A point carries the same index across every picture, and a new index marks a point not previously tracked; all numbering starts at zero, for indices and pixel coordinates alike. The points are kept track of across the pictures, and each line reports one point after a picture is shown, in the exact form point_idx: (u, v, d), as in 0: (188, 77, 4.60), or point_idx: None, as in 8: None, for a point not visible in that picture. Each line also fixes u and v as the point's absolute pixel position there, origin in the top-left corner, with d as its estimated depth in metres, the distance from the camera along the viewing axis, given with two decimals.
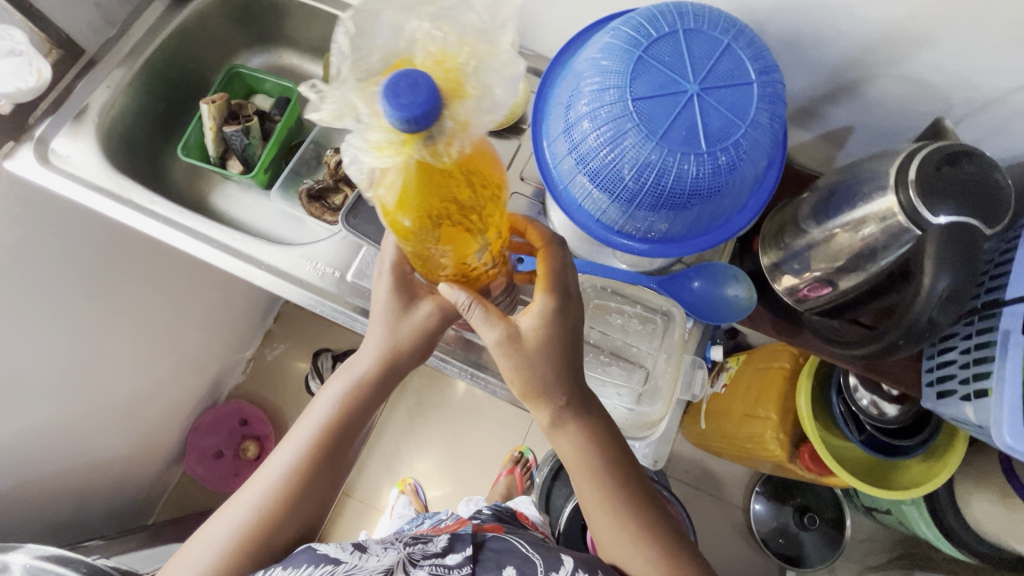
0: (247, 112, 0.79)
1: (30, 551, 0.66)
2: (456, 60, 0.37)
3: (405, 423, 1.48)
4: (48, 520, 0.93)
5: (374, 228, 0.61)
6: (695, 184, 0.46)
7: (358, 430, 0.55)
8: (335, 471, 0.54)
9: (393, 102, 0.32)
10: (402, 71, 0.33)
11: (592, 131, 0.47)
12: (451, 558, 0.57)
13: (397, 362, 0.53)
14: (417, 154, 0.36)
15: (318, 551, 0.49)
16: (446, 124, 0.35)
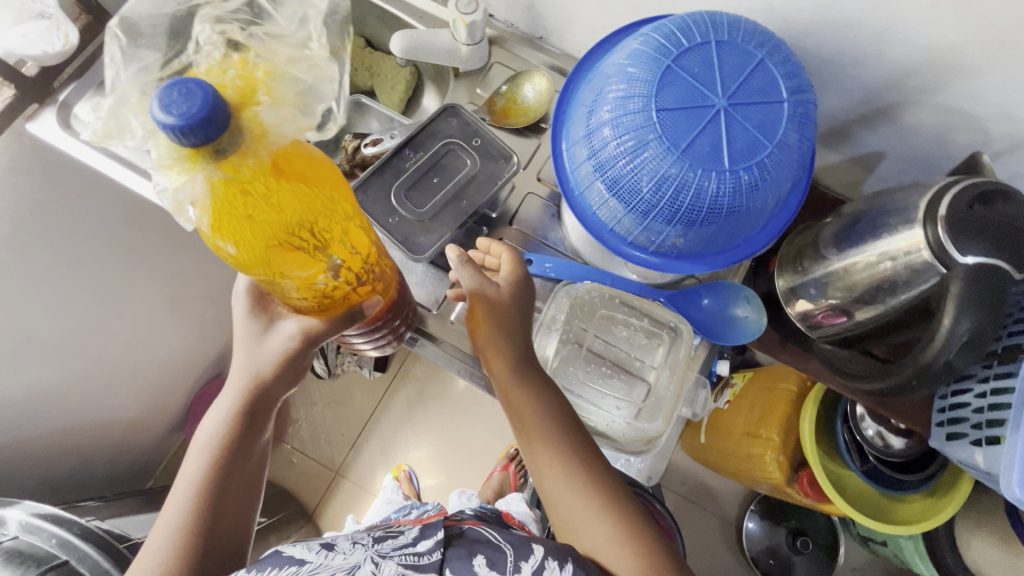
0: None
1: (28, 509, 0.67)
2: (263, 76, 0.42)
3: (404, 410, 1.48)
4: (49, 475, 0.95)
5: (381, 213, 0.61)
6: (714, 201, 0.44)
7: (249, 453, 0.55)
8: (237, 500, 0.54)
9: (164, 111, 0.35)
10: (174, 79, 0.35)
11: (612, 139, 0.46)
12: (422, 544, 0.56)
13: (263, 386, 0.54)
14: (212, 171, 0.40)
15: (281, 555, 0.52)
16: (235, 137, 0.39)
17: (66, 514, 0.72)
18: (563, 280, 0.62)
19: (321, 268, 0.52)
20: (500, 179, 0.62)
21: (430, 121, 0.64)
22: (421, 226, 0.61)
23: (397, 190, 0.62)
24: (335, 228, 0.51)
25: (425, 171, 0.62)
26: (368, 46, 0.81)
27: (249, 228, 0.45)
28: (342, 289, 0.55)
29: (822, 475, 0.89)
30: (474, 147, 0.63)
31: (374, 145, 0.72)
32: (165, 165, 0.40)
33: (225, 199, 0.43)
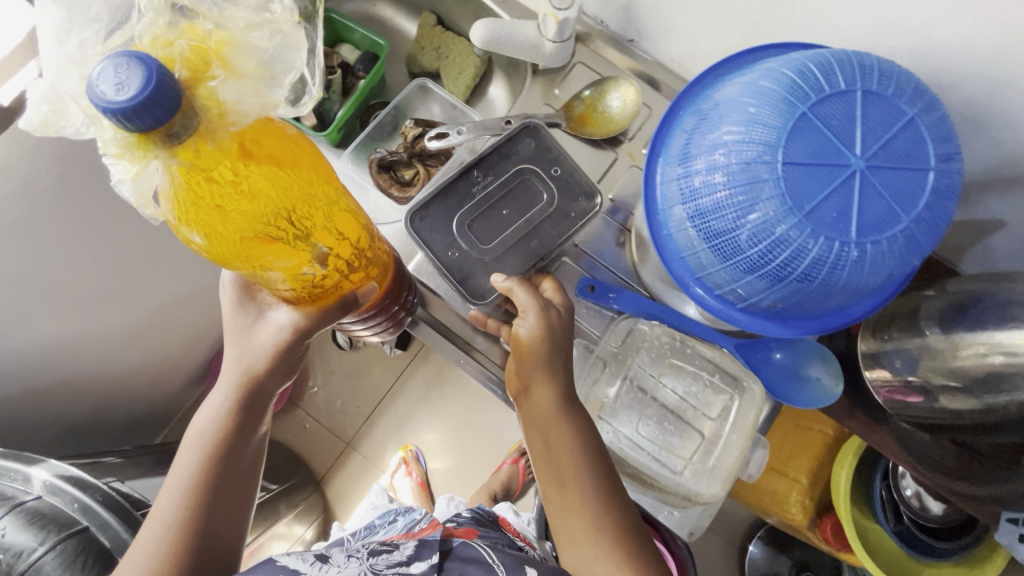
0: (331, 63, 0.73)
1: (51, 469, 0.66)
2: (220, 48, 0.39)
3: (418, 392, 1.47)
4: (70, 419, 0.96)
5: (439, 246, 0.58)
6: (830, 273, 0.39)
7: (245, 447, 0.54)
8: (231, 500, 0.53)
9: (109, 93, 0.33)
10: (116, 53, 0.34)
11: (722, 186, 0.41)
12: (416, 566, 0.67)
13: (256, 381, 0.53)
14: (167, 158, 0.38)
15: (277, 563, 0.63)
16: (189, 120, 0.37)
17: (87, 473, 0.71)
18: (625, 312, 0.58)
19: (304, 257, 0.50)
20: (578, 217, 0.58)
21: (506, 142, 0.60)
22: (484, 263, 0.58)
23: (461, 220, 0.58)
24: (314, 214, 0.50)
25: (492, 200, 0.59)
26: (439, 24, 0.75)
27: (215, 215, 0.44)
28: (332, 278, 0.54)
29: (850, 529, 0.85)
30: (551, 177, 0.59)
31: (438, 139, 0.66)
32: (109, 151, 0.38)
33: (190, 184, 0.42)
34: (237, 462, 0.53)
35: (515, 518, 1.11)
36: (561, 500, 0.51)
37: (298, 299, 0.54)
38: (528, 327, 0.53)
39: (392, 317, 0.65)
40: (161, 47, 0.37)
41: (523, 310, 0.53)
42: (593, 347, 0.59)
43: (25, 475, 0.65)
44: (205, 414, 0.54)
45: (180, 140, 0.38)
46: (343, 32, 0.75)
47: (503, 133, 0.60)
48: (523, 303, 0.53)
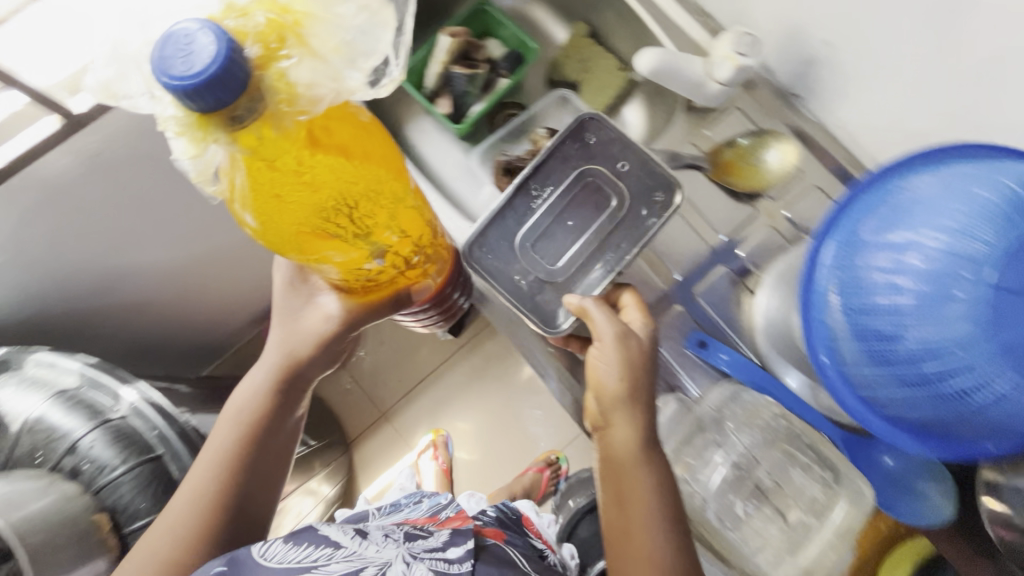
0: (479, 56, 0.72)
1: (141, 391, 0.69)
2: (285, 24, 0.41)
3: (459, 380, 1.48)
4: (147, 339, 1.00)
5: (506, 266, 0.56)
6: (1003, 414, 0.37)
7: (283, 423, 0.59)
8: (261, 480, 0.56)
9: (166, 69, 0.37)
10: (167, 34, 0.37)
11: (908, 292, 0.38)
12: (452, 552, 0.59)
13: (298, 364, 0.59)
14: (236, 148, 0.42)
15: (319, 535, 0.55)
16: (251, 101, 0.40)
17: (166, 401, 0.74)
18: (734, 377, 0.57)
19: (360, 249, 0.54)
20: (653, 215, 0.55)
21: (556, 147, 0.57)
22: (558, 283, 0.56)
23: (527, 239, 0.57)
24: (378, 211, 0.54)
25: (560, 213, 0.57)
26: (591, 37, 0.74)
27: (280, 206, 0.48)
28: (388, 273, 0.59)
29: None
30: (621, 173, 0.57)
31: None
32: (172, 129, 0.42)
33: (253, 171, 0.45)
34: (267, 447, 0.57)
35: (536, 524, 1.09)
36: (622, 546, 0.50)
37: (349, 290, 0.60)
38: (609, 363, 0.52)
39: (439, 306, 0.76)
40: (237, 23, 0.40)
41: (602, 341, 0.52)
42: (692, 407, 0.58)
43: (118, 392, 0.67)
44: (247, 386, 0.59)
45: (247, 127, 0.41)
46: (495, 26, 0.74)
47: (549, 140, 0.57)
48: (601, 330, 0.52)
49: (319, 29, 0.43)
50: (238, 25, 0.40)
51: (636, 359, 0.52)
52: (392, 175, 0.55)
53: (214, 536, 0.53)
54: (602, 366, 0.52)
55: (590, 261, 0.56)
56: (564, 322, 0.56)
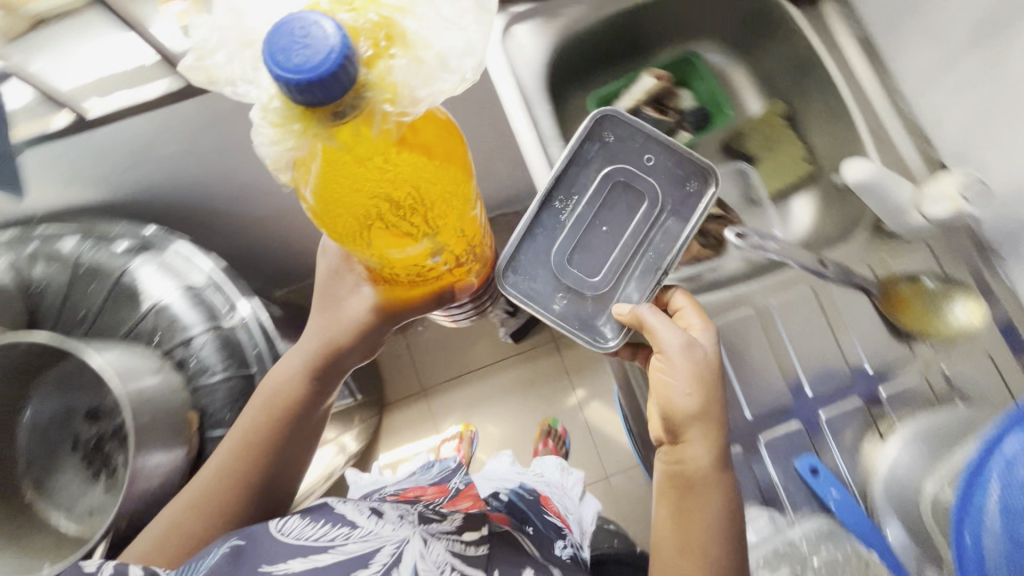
0: (671, 104, 0.73)
1: (252, 309, 0.71)
2: (390, 21, 0.38)
3: (504, 386, 1.48)
4: (252, 254, 1.04)
5: (546, 289, 0.54)
6: None
7: (313, 406, 0.61)
8: (281, 461, 0.59)
9: (281, 61, 0.34)
10: (281, 24, 0.34)
11: None
12: (468, 535, 0.55)
13: (336, 352, 0.60)
14: (328, 139, 0.39)
15: (332, 511, 0.54)
16: (363, 96, 0.37)
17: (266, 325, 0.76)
18: (836, 515, 0.55)
19: (421, 258, 0.51)
20: (700, 202, 0.54)
21: (575, 150, 0.54)
22: (584, 299, 0.54)
23: (562, 248, 0.54)
24: (449, 219, 0.49)
25: (586, 219, 0.54)
26: (786, 121, 0.72)
27: (353, 207, 0.44)
28: (438, 270, 0.53)
29: None
30: (648, 167, 0.54)
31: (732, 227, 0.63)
32: (265, 116, 0.39)
33: (330, 163, 0.41)
34: (290, 434, 0.60)
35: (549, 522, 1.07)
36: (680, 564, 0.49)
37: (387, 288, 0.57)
38: (684, 382, 0.49)
39: (476, 302, 0.72)
40: (351, 18, 0.37)
41: (671, 360, 0.50)
42: (783, 530, 0.56)
43: (233, 303, 0.70)
44: (285, 366, 0.60)
45: (346, 120, 0.38)
46: (694, 79, 0.75)
47: (567, 143, 0.54)
48: (665, 346, 0.50)
49: (418, 35, 0.39)
50: (349, 19, 0.37)
51: (708, 377, 0.50)
52: (464, 174, 0.49)
53: (236, 508, 0.56)
54: (677, 386, 0.50)
55: (626, 275, 0.54)
56: (611, 339, 0.54)
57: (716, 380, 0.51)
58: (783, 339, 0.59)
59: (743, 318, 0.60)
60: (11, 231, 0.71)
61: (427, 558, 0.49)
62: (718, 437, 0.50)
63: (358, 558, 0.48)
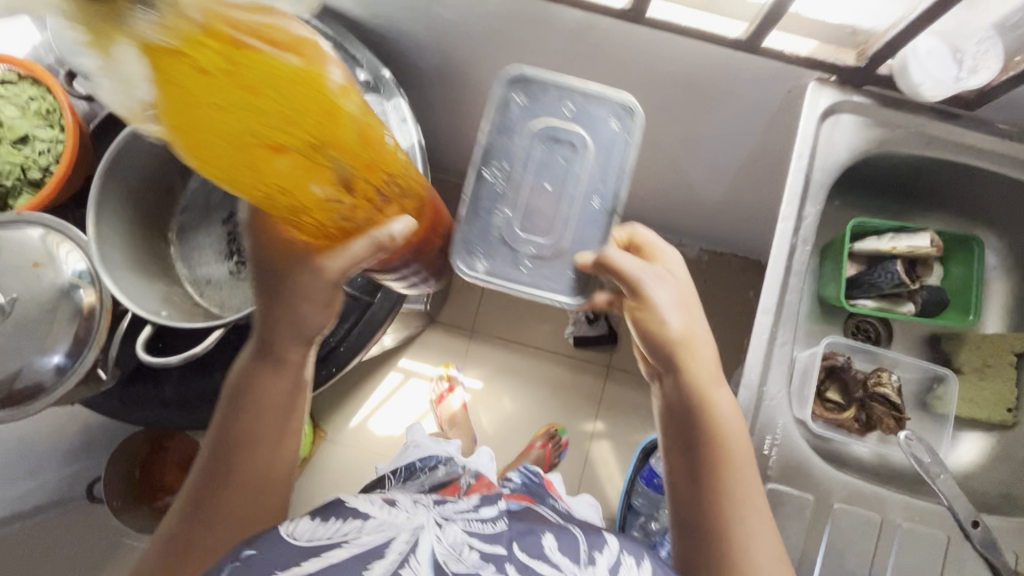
0: (918, 273, 0.67)
1: None
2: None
3: (537, 376, 1.48)
4: None
5: (508, 260, 0.50)
6: None
7: (282, 375, 0.53)
8: (270, 441, 0.53)
9: None
10: None
11: None
12: (485, 510, 0.55)
13: (293, 314, 0.50)
14: (155, 41, 0.29)
15: (345, 506, 0.52)
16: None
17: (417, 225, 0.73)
18: None
19: (323, 177, 0.39)
20: (628, 146, 0.51)
21: (495, 107, 0.51)
22: (548, 259, 0.51)
23: (500, 219, 0.51)
24: (333, 126, 0.37)
25: (519, 182, 0.51)
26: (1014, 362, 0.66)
27: (195, 115, 0.31)
28: (362, 206, 0.44)
29: None
30: (573, 114, 0.51)
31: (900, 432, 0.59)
32: (88, 55, 0.30)
33: (168, 76, 0.30)
34: (251, 410, 0.52)
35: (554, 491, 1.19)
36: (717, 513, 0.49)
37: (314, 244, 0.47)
38: (665, 311, 0.51)
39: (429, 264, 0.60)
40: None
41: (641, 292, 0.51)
42: None
43: None
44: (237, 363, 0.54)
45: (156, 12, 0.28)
46: (960, 263, 0.67)
47: (483, 114, 0.51)
48: (630, 276, 0.50)
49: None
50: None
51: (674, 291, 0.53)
52: (328, 82, 0.37)
53: (239, 521, 0.51)
54: (658, 318, 0.52)
55: (574, 220, 0.50)
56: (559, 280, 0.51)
57: (692, 301, 0.54)
58: (888, 559, 0.55)
59: (866, 517, 0.55)
60: None
61: (444, 539, 0.48)
62: (700, 347, 0.53)
63: (373, 545, 0.46)
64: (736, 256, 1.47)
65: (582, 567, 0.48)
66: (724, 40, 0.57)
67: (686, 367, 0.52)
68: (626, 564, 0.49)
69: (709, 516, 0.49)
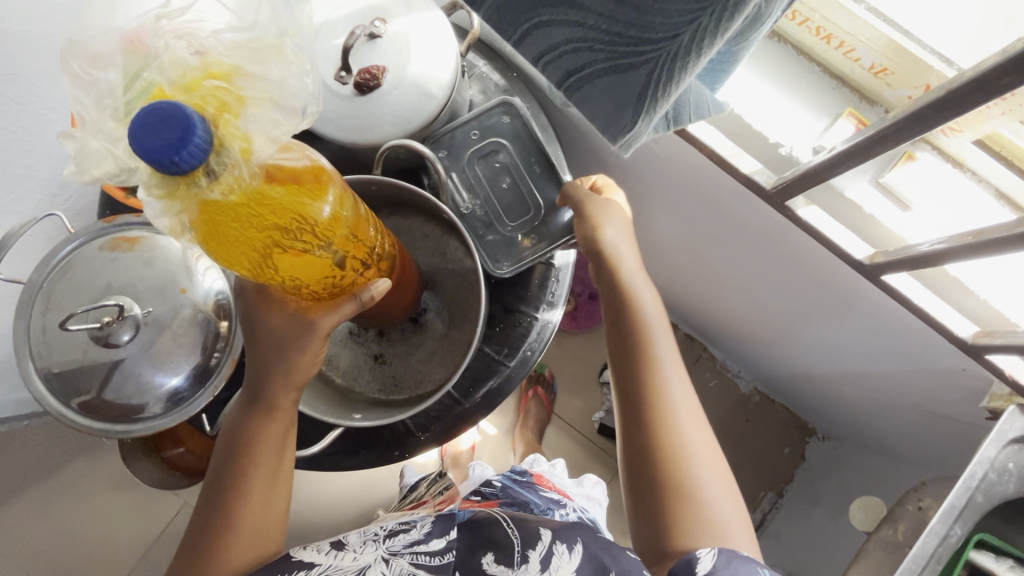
0: None
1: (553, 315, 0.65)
2: (226, 72, 0.31)
3: (553, 446, 1.38)
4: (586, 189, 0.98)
5: (518, 252, 0.61)
6: None
7: (270, 345, 0.47)
8: (272, 457, 0.48)
9: (144, 137, 0.27)
10: (156, 103, 0.28)
11: None
12: (433, 543, 0.48)
13: (258, 321, 0.47)
14: (218, 201, 0.32)
15: (290, 559, 0.44)
16: (227, 159, 0.31)
17: (540, 329, 0.65)
18: None
19: (329, 278, 0.42)
20: (534, 169, 0.61)
21: (440, 131, 0.59)
22: (553, 237, 0.61)
23: (496, 221, 0.61)
24: (339, 220, 0.40)
25: (493, 196, 0.61)
26: None
27: (247, 246, 0.36)
28: (345, 284, 0.45)
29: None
30: (477, 137, 0.61)
31: None
32: (149, 193, 0.32)
33: (216, 221, 0.34)
34: (269, 427, 0.48)
35: (552, 468, 0.94)
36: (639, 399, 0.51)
37: (300, 304, 0.46)
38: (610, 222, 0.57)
39: (401, 298, 0.55)
40: (181, 96, 0.30)
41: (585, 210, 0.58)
42: None
43: (555, 302, 0.65)
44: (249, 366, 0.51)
45: (219, 181, 0.31)
46: None
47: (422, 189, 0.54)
48: (579, 198, 0.58)
49: (179, 39, 0.31)
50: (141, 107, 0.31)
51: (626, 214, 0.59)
52: (340, 189, 0.40)
53: (222, 490, 0.46)
54: (574, 189, 0.58)
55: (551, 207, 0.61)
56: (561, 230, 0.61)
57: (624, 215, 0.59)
58: None
59: None
60: (496, 70, 0.67)
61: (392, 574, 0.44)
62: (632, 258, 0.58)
63: None
64: (787, 407, 1.37)
65: (514, 568, 0.44)
66: (951, 332, 0.55)
67: (614, 271, 0.57)
68: (559, 554, 0.45)
69: (643, 404, 0.51)
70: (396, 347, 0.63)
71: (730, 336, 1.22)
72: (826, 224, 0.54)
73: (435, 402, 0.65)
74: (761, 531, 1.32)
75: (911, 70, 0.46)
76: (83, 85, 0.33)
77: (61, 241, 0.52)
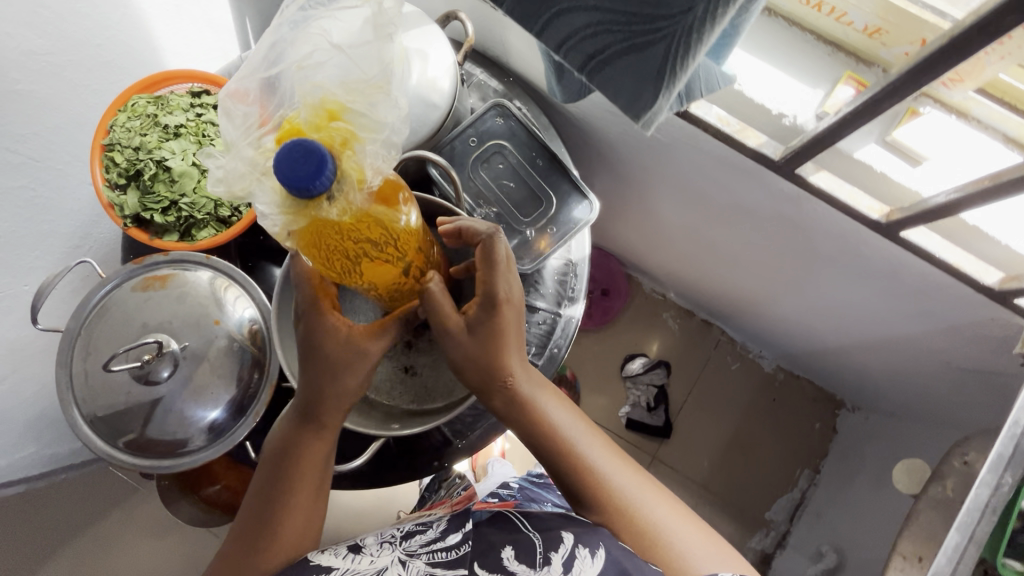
0: None
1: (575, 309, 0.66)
2: (340, 109, 0.37)
3: None
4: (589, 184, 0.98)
5: (534, 250, 0.61)
6: None
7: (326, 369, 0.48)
8: (315, 473, 0.49)
9: (288, 169, 0.32)
10: (298, 140, 0.32)
11: None
12: (449, 539, 0.48)
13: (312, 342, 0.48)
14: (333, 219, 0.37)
15: (309, 564, 0.45)
16: (343, 184, 0.36)
17: (565, 325, 0.65)
18: None
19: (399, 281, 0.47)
20: (538, 165, 0.62)
21: (443, 141, 0.60)
22: (568, 233, 0.61)
23: (509, 221, 0.61)
24: (413, 231, 0.44)
25: (502, 198, 0.61)
26: None
27: (337, 249, 0.40)
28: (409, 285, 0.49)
29: None
30: (478, 142, 0.61)
31: None
32: (273, 207, 0.37)
33: (317, 232, 0.39)
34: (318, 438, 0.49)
35: None
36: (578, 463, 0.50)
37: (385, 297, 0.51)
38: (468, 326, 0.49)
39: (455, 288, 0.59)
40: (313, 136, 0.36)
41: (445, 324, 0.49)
42: None
43: (575, 296, 0.66)
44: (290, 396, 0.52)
45: (337, 203, 0.37)
46: None
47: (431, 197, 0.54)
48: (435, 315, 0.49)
49: (308, 83, 0.37)
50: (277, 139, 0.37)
51: (491, 272, 0.48)
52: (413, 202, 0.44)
53: (267, 505, 0.48)
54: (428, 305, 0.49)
55: (557, 199, 0.62)
56: (576, 221, 0.61)
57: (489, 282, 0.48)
58: None
59: None
60: (493, 76, 0.68)
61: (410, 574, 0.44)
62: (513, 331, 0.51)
63: None
64: (813, 382, 1.36)
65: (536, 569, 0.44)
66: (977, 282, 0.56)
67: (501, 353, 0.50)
68: (582, 558, 0.44)
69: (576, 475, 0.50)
70: (425, 357, 0.63)
71: (748, 317, 1.21)
72: (839, 188, 0.57)
73: (470, 408, 0.65)
74: (802, 510, 1.30)
75: (905, 26, 0.44)
76: (231, 117, 0.39)
77: (94, 286, 0.53)
